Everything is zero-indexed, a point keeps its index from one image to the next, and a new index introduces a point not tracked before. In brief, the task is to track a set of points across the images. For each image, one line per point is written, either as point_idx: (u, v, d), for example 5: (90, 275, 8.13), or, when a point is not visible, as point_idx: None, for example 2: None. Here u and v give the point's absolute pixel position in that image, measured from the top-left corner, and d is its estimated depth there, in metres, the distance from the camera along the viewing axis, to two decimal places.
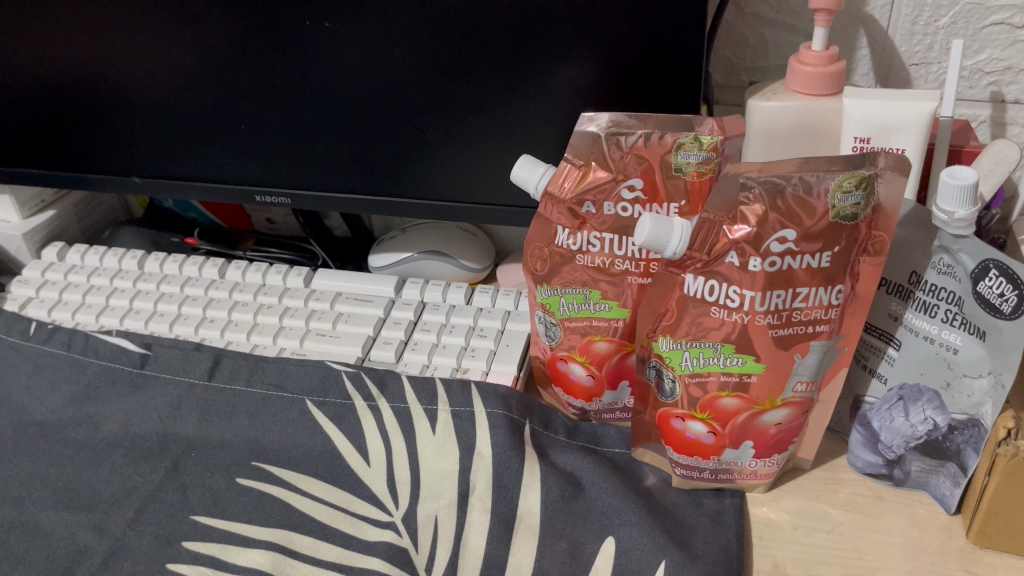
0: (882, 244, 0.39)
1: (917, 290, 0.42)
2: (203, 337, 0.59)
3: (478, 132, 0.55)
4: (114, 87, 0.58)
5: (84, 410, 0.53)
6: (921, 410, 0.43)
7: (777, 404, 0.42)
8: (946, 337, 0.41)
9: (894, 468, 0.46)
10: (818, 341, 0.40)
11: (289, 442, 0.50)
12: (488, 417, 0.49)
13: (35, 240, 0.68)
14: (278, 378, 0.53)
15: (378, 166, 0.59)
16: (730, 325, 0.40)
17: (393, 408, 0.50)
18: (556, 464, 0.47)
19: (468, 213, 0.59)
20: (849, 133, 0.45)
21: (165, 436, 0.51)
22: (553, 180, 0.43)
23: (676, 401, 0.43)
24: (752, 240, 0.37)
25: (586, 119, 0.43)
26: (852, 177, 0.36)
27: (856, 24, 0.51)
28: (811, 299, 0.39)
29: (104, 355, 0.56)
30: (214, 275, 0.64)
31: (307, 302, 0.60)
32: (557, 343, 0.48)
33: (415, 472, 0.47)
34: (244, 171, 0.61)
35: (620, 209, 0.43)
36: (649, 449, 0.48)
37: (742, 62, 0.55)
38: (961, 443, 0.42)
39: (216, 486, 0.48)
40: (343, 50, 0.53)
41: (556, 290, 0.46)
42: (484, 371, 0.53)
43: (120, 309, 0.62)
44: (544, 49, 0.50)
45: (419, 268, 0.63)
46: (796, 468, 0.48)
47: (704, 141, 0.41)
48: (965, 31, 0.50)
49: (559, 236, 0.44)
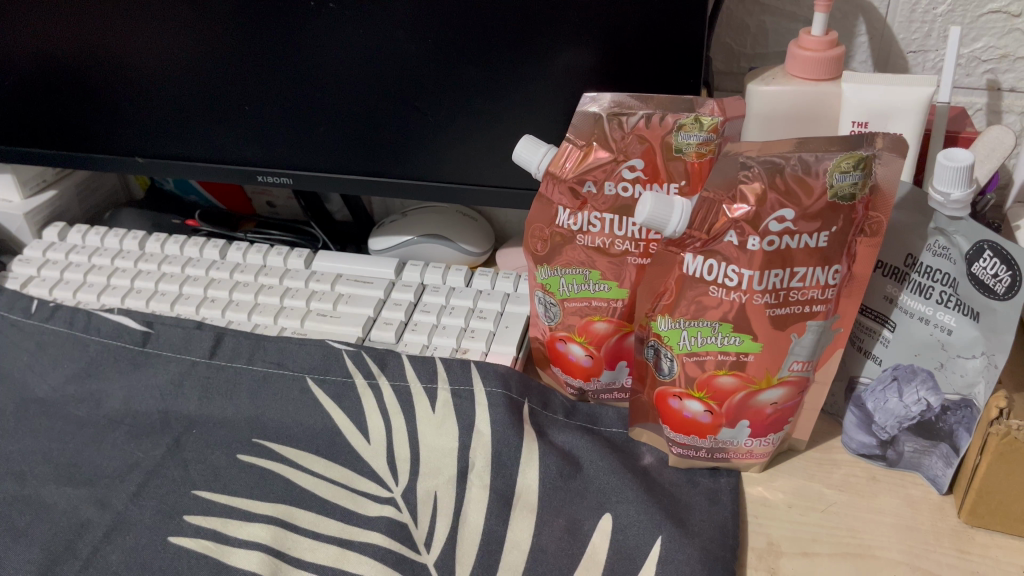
0: (879, 225, 0.40)
1: (913, 273, 0.43)
2: (204, 317, 0.59)
3: (481, 115, 0.55)
4: (118, 67, 0.58)
5: (85, 387, 0.54)
6: (914, 390, 0.44)
7: (774, 383, 0.43)
8: (941, 319, 0.42)
9: (887, 449, 0.46)
10: (814, 321, 0.41)
11: (290, 420, 0.51)
12: (487, 396, 0.49)
13: (37, 220, 0.68)
14: (278, 357, 0.53)
15: (381, 148, 0.59)
16: (728, 304, 0.40)
17: (393, 387, 0.51)
18: (554, 443, 0.48)
19: (469, 195, 0.59)
20: (848, 116, 0.46)
21: (167, 413, 0.52)
22: (555, 161, 0.44)
23: (674, 380, 0.44)
24: (751, 219, 0.38)
25: (588, 99, 0.43)
26: (850, 158, 0.37)
27: (855, 12, 0.52)
28: (809, 279, 0.39)
29: (105, 332, 0.56)
30: (215, 256, 0.64)
31: (307, 283, 0.60)
32: (556, 323, 0.49)
33: (415, 449, 0.48)
34: (246, 152, 0.62)
35: (621, 189, 0.43)
36: (646, 428, 0.48)
37: (743, 49, 0.56)
38: (954, 424, 0.43)
39: (218, 463, 0.48)
40: (347, 32, 0.53)
41: (556, 270, 0.47)
42: (484, 351, 0.54)
43: (121, 289, 0.62)
44: (546, 33, 0.50)
45: (419, 252, 0.63)
46: (791, 449, 0.49)
47: (704, 121, 0.41)
48: (963, 19, 0.50)
49: (559, 216, 0.45)
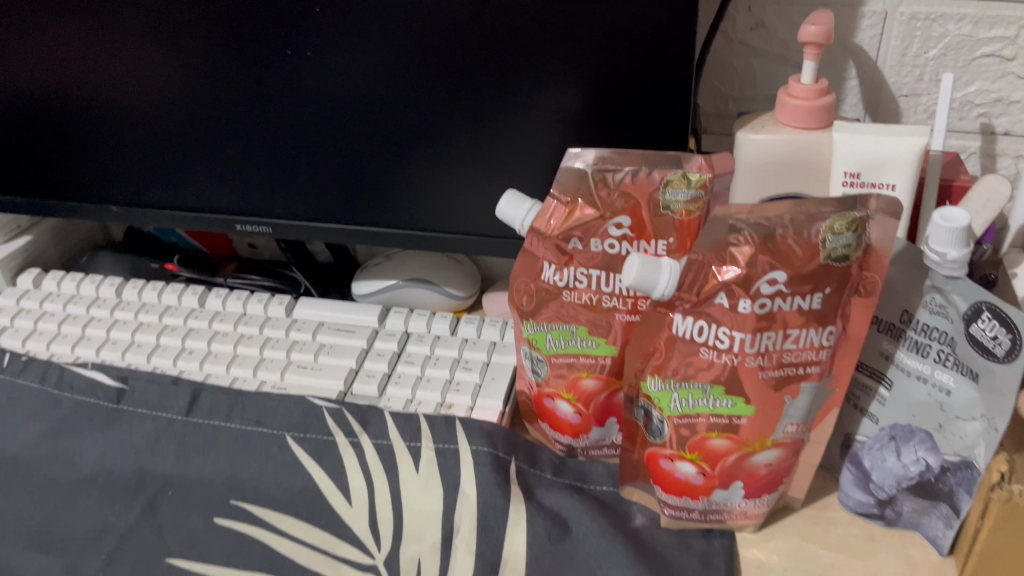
0: (874, 284, 0.38)
1: (909, 329, 0.41)
2: (181, 369, 0.57)
3: (461, 160, 0.54)
4: (92, 113, 0.57)
5: (56, 444, 0.52)
6: (913, 450, 0.42)
7: (767, 445, 0.41)
8: (939, 378, 0.41)
9: (885, 508, 0.45)
10: (809, 382, 0.40)
11: (269, 479, 0.49)
12: (473, 455, 0.48)
13: (11, 267, 0.66)
14: (257, 414, 0.52)
15: (363, 195, 0.58)
16: (719, 366, 0.39)
17: (376, 445, 0.49)
18: (542, 504, 0.46)
19: (453, 243, 0.58)
20: (839, 168, 0.44)
21: (141, 471, 0.50)
22: (540, 216, 0.43)
23: (664, 442, 0.43)
24: (742, 281, 0.37)
25: (573, 155, 0.42)
26: (843, 219, 0.36)
27: (844, 55, 0.51)
28: (803, 340, 0.38)
29: (78, 388, 0.54)
30: (194, 304, 0.62)
31: (288, 333, 0.59)
32: (543, 379, 0.47)
33: (399, 511, 0.46)
34: (225, 199, 0.60)
35: (607, 246, 0.42)
36: (637, 487, 0.47)
37: (731, 91, 0.55)
38: (953, 485, 0.41)
39: (194, 526, 0.47)
40: (324, 81, 0.52)
41: (542, 326, 0.45)
42: (469, 406, 0.52)
43: (96, 339, 0.60)
44: (529, 78, 0.49)
45: (403, 297, 0.62)
46: (786, 507, 0.47)
47: (692, 178, 0.40)
48: (955, 63, 0.49)
49: (545, 271, 0.44)
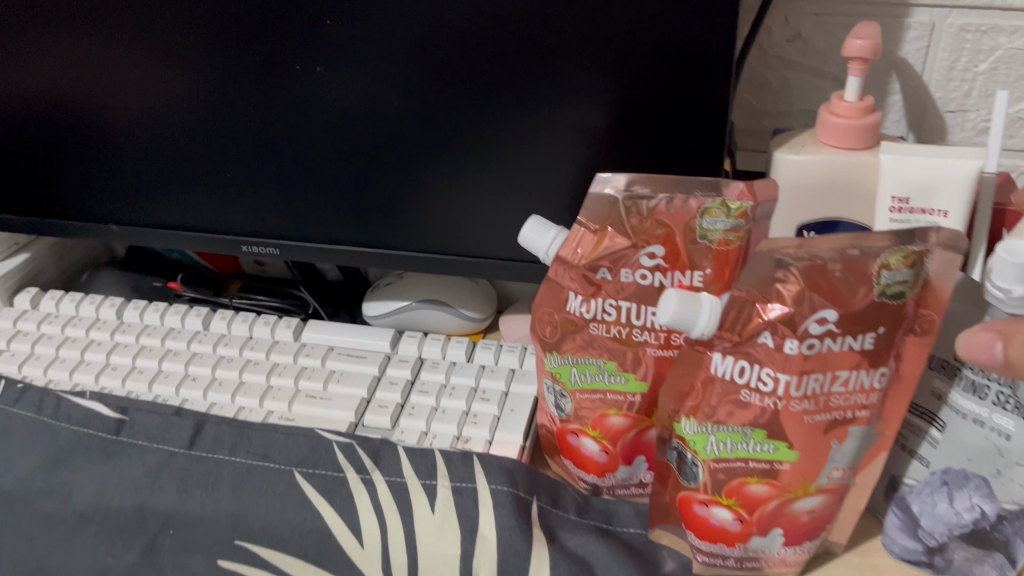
0: (932, 322, 0.36)
1: (965, 368, 0.38)
2: (184, 397, 0.54)
3: (480, 180, 0.51)
4: (91, 130, 0.54)
5: (52, 478, 0.49)
6: (967, 496, 0.39)
7: (811, 491, 0.38)
8: (998, 421, 0.38)
9: (935, 555, 0.41)
10: (857, 426, 0.37)
11: (276, 518, 0.46)
12: (491, 495, 0.45)
13: (8, 286, 0.64)
14: (264, 448, 0.49)
15: (375, 216, 0.55)
16: (761, 409, 0.36)
17: (389, 482, 0.47)
18: (566, 548, 0.43)
19: (470, 266, 0.55)
20: (886, 191, 0.41)
21: (141, 508, 0.47)
22: (566, 245, 0.40)
23: (699, 486, 0.40)
24: (788, 321, 0.34)
25: (601, 178, 0.39)
26: (900, 254, 0.33)
27: (888, 68, 0.48)
28: (852, 382, 0.35)
29: (76, 419, 0.52)
30: (198, 326, 0.60)
31: (296, 359, 0.56)
32: (567, 415, 0.44)
33: (413, 555, 0.43)
34: (231, 218, 0.57)
35: (639, 277, 0.39)
36: (667, 530, 0.44)
37: (764, 106, 0.52)
38: (1011, 534, 0.39)
39: (196, 569, 0.44)
40: (336, 98, 0.49)
41: (567, 358, 0.42)
42: (487, 441, 0.49)
43: (95, 365, 0.57)
44: (553, 96, 0.46)
45: (416, 319, 0.59)
46: (827, 552, 0.44)
47: (732, 206, 0.37)
48: (1006, 78, 0.46)
49: (570, 302, 0.41)
